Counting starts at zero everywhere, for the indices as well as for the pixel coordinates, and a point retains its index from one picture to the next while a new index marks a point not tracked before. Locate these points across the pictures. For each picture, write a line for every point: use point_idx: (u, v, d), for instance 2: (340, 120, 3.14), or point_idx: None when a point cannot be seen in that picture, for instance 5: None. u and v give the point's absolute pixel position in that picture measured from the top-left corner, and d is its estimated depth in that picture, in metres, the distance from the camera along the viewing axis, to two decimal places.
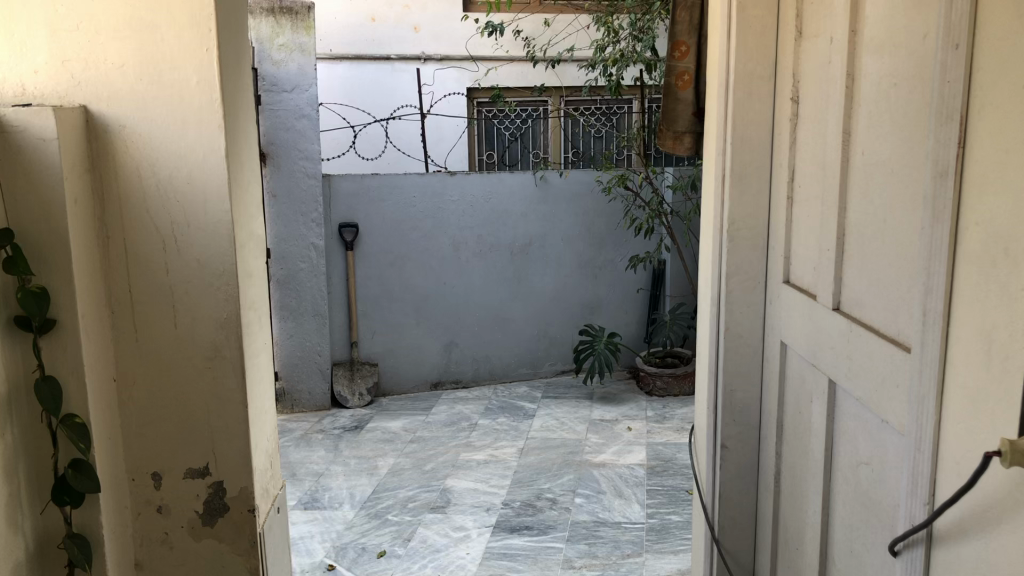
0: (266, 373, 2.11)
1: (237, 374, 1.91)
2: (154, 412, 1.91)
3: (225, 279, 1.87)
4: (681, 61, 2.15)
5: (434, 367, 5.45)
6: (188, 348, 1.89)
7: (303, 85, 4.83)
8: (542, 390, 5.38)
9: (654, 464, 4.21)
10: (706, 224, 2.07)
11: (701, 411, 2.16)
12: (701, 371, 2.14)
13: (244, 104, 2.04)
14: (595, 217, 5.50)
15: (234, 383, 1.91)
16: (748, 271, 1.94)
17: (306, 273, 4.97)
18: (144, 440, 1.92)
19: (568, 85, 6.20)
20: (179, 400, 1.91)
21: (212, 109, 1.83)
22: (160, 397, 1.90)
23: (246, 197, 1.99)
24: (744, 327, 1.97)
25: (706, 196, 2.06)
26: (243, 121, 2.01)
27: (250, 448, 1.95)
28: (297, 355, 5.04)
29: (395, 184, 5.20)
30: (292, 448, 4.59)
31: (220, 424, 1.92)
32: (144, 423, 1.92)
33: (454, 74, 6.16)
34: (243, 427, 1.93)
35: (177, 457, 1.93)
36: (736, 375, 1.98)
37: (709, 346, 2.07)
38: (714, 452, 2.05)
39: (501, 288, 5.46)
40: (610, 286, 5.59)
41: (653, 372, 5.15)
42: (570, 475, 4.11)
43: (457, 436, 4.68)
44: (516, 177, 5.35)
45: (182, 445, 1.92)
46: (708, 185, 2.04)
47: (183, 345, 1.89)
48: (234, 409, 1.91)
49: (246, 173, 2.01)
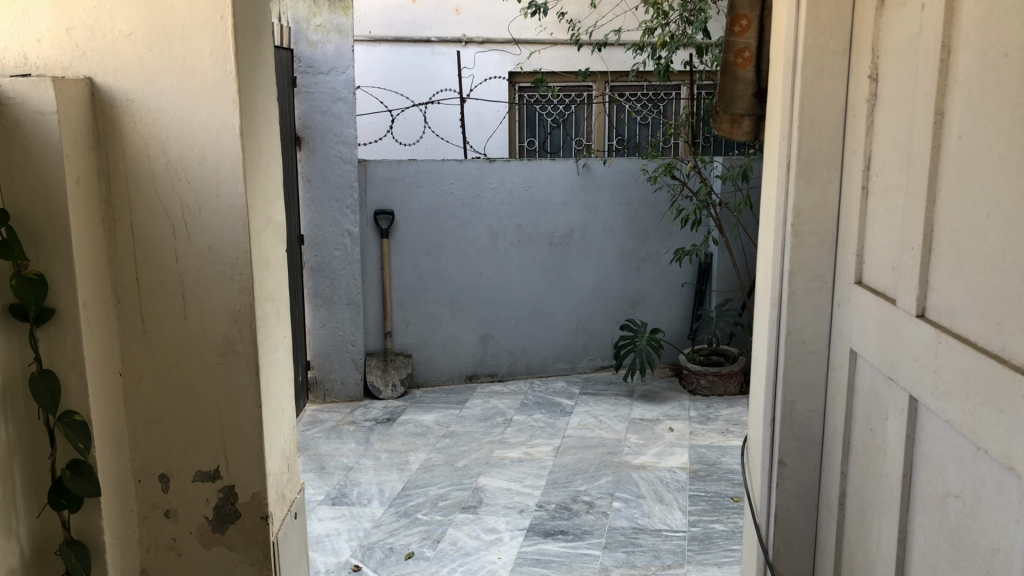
0: (284, 368, 1.97)
1: (250, 371, 1.76)
2: (162, 409, 1.77)
3: (240, 268, 1.73)
4: (741, 37, 1.94)
5: (469, 360, 5.31)
6: (199, 341, 1.75)
7: (340, 67, 4.69)
8: (580, 385, 5.20)
9: (697, 468, 4.02)
10: (766, 219, 1.87)
11: (756, 422, 1.97)
12: (756, 378, 1.95)
13: (263, 80, 1.90)
14: (640, 207, 5.27)
15: (248, 380, 1.76)
16: (814, 269, 1.74)
17: (340, 260, 4.85)
18: (151, 440, 1.78)
19: (614, 70, 5.99)
20: (189, 397, 1.77)
21: (226, 83, 1.68)
22: (169, 394, 1.77)
23: (264, 180, 1.85)
24: (807, 332, 1.77)
25: (767, 186, 1.85)
26: (261, 97, 1.87)
27: (265, 452, 1.81)
28: (329, 344, 4.94)
29: (432, 170, 5.05)
30: (322, 440, 4.48)
31: (232, 423, 1.78)
32: (153, 421, 1.79)
33: (496, 58, 5.98)
34: (256, 428, 1.79)
35: (186, 458, 1.79)
36: (797, 384, 1.79)
37: (766, 352, 1.88)
38: (770, 469, 1.86)
39: (540, 279, 5.28)
40: (654, 280, 5.36)
41: (697, 370, 4.95)
42: (608, 478, 3.93)
43: (491, 432, 4.53)
44: (558, 165, 5.17)
45: (192, 446, 1.79)
46: (769, 174, 1.84)
47: (194, 338, 1.75)
48: (248, 409, 1.77)
49: (263, 155, 1.86)
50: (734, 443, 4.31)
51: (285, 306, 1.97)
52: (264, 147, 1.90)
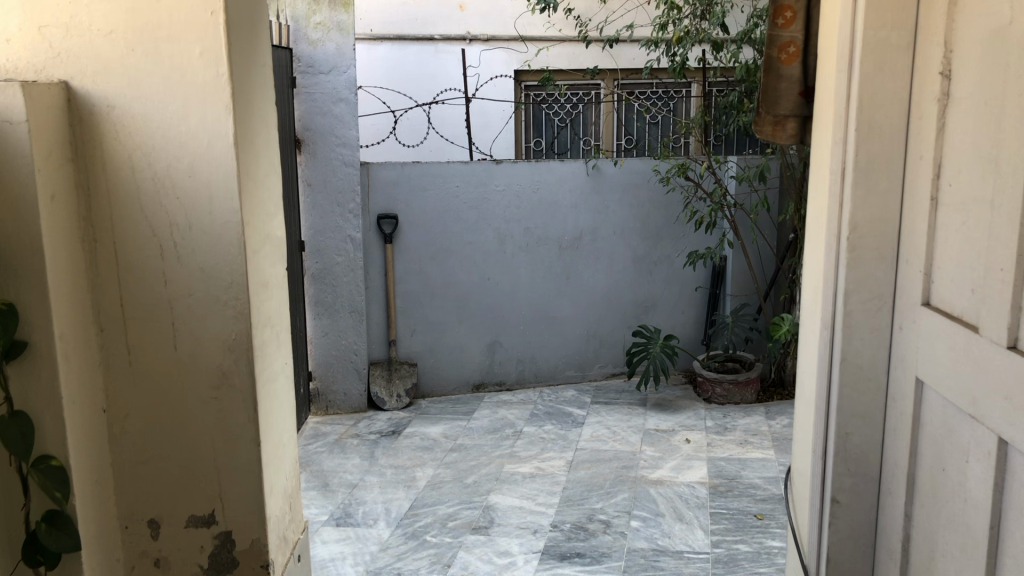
0: (285, 399, 1.80)
1: (248, 406, 1.59)
2: (150, 448, 1.61)
3: (235, 293, 1.56)
4: (786, 30, 1.78)
5: (476, 368, 5.13)
6: (191, 373, 1.58)
7: (341, 66, 4.52)
8: (592, 394, 5.03)
9: (718, 482, 3.85)
10: (816, 232, 1.70)
11: (801, 453, 1.80)
12: (803, 406, 1.78)
13: (259, 81, 1.72)
14: (652, 209, 5.10)
15: (246, 417, 1.60)
16: (872, 288, 1.57)
17: (342, 267, 4.68)
18: (139, 483, 1.62)
19: (624, 68, 5.81)
20: (181, 434, 1.61)
21: (218, 86, 1.51)
22: (158, 432, 1.60)
23: (261, 194, 1.67)
24: (864, 358, 1.59)
25: (817, 196, 1.68)
26: (257, 100, 1.70)
27: (266, 495, 1.64)
28: (331, 354, 4.77)
29: (437, 173, 4.87)
30: (325, 455, 4.32)
31: (229, 463, 1.61)
32: (140, 461, 1.62)
33: (502, 55, 5.79)
34: (254, 469, 1.62)
35: (178, 502, 1.63)
36: (853, 415, 1.61)
37: (815, 378, 1.70)
38: (820, 507, 1.69)
39: (550, 285, 5.10)
40: (667, 284, 5.19)
41: (712, 378, 4.79)
42: (624, 495, 3.76)
43: (501, 445, 4.36)
44: (567, 166, 4.99)
45: (185, 489, 1.63)
46: (820, 183, 1.67)
47: (185, 370, 1.58)
48: (246, 448, 1.61)
49: (261, 165, 1.69)
50: (754, 455, 4.14)
51: (285, 330, 1.80)
52: (261, 156, 1.73)
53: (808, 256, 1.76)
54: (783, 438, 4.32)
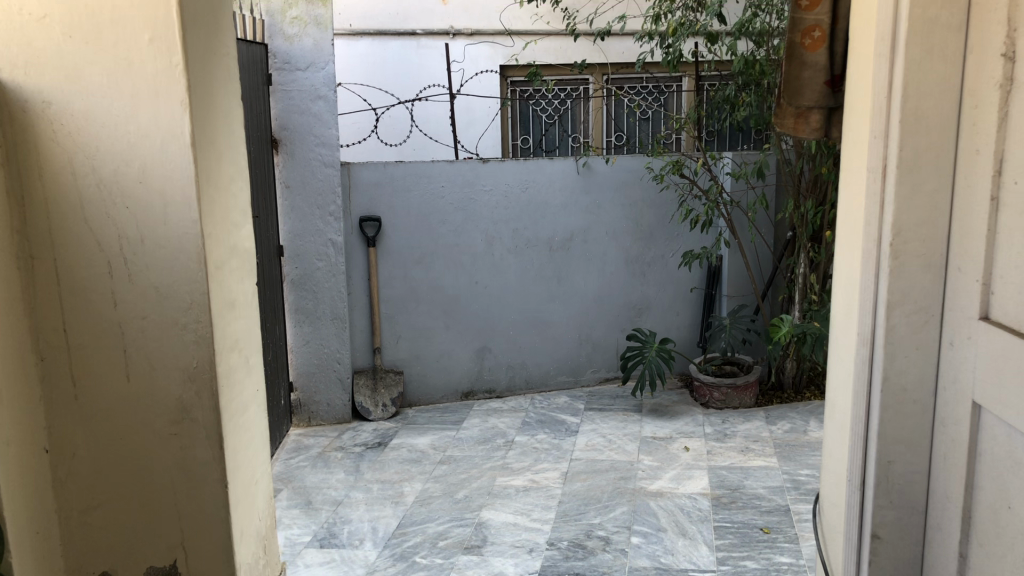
0: (258, 432, 1.67)
1: (211, 443, 1.48)
2: (101, 489, 1.49)
3: (195, 315, 1.44)
4: (810, 12, 1.61)
5: (465, 375, 4.95)
6: (146, 406, 1.47)
7: (319, 62, 4.32)
8: (585, 400, 4.86)
9: (720, 494, 3.68)
10: (854, 238, 1.52)
11: (835, 483, 1.62)
12: (837, 430, 1.61)
13: (228, 78, 1.58)
14: (645, 208, 4.92)
15: (210, 454, 1.48)
16: (917, 300, 1.40)
17: (323, 272, 4.49)
18: (90, 526, 1.51)
19: (613, 62, 5.64)
20: (136, 473, 1.49)
21: (170, 78, 1.39)
22: (110, 472, 1.49)
23: (230, 198, 1.54)
24: (908, 378, 1.42)
25: (855, 198, 1.51)
26: (225, 99, 1.56)
27: (233, 539, 1.52)
28: (313, 363, 4.59)
29: (421, 173, 4.67)
30: (308, 470, 4.13)
31: (191, 505, 1.50)
32: (91, 506, 1.51)
33: (487, 50, 5.59)
34: (220, 511, 1.50)
35: (134, 549, 1.52)
36: (896, 441, 1.44)
37: (850, 400, 1.53)
38: (858, 544, 1.52)
39: (540, 288, 4.92)
40: (661, 285, 5.02)
41: (710, 383, 4.63)
42: (623, 508, 3.58)
43: (493, 456, 4.17)
44: (556, 164, 4.80)
45: (142, 535, 1.51)
46: (857, 183, 1.50)
47: (140, 403, 1.47)
48: (211, 488, 1.49)
49: (228, 168, 1.55)
50: (757, 463, 3.98)
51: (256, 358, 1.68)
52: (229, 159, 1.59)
53: (842, 263, 1.59)
54: (785, 445, 4.17)
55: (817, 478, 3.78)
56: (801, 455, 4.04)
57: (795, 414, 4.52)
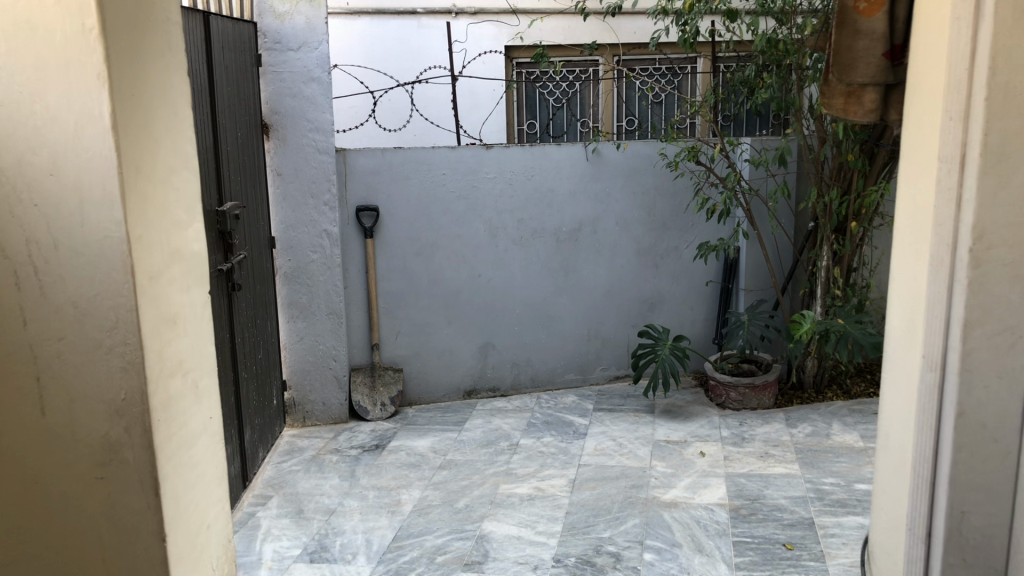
0: (209, 462, 1.80)
1: (140, 474, 1.57)
2: (21, 508, 1.58)
3: (122, 336, 1.51)
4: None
5: (467, 373, 4.71)
6: (73, 434, 1.56)
7: (312, 42, 4.06)
8: (594, 400, 4.62)
9: (739, 505, 3.43)
10: (924, 245, 1.76)
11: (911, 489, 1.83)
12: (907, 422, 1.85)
13: (162, 58, 1.63)
14: (658, 197, 4.65)
15: (140, 483, 1.57)
16: (1003, 316, 1.61)
17: (317, 265, 4.26)
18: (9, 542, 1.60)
19: (624, 42, 5.36)
20: (58, 493, 1.58)
21: (88, 60, 1.43)
22: (37, 503, 1.58)
23: (159, 182, 1.59)
24: (990, 389, 1.63)
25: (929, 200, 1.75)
26: (161, 83, 1.62)
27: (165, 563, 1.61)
28: (307, 360, 4.36)
29: (421, 159, 4.43)
30: (301, 475, 3.91)
31: (116, 526, 1.59)
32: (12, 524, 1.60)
33: (492, 29, 5.31)
34: (148, 536, 1.59)
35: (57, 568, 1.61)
36: (983, 444, 1.65)
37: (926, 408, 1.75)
38: (928, 535, 1.76)
39: (546, 281, 4.67)
40: (675, 278, 4.76)
41: (726, 382, 4.38)
42: (635, 521, 3.34)
43: (496, 461, 3.93)
44: (564, 150, 4.55)
45: (62, 554, 1.61)
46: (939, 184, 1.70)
47: (66, 430, 1.55)
48: (141, 514, 1.58)
49: (161, 155, 1.61)
50: (777, 471, 3.74)
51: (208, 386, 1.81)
52: (166, 147, 1.65)
53: (923, 270, 1.76)
54: (807, 450, 3.92)
55: (841, 488, 3.54)
56: (824, 462, 3.80)
57: (817, 416, 4.28)
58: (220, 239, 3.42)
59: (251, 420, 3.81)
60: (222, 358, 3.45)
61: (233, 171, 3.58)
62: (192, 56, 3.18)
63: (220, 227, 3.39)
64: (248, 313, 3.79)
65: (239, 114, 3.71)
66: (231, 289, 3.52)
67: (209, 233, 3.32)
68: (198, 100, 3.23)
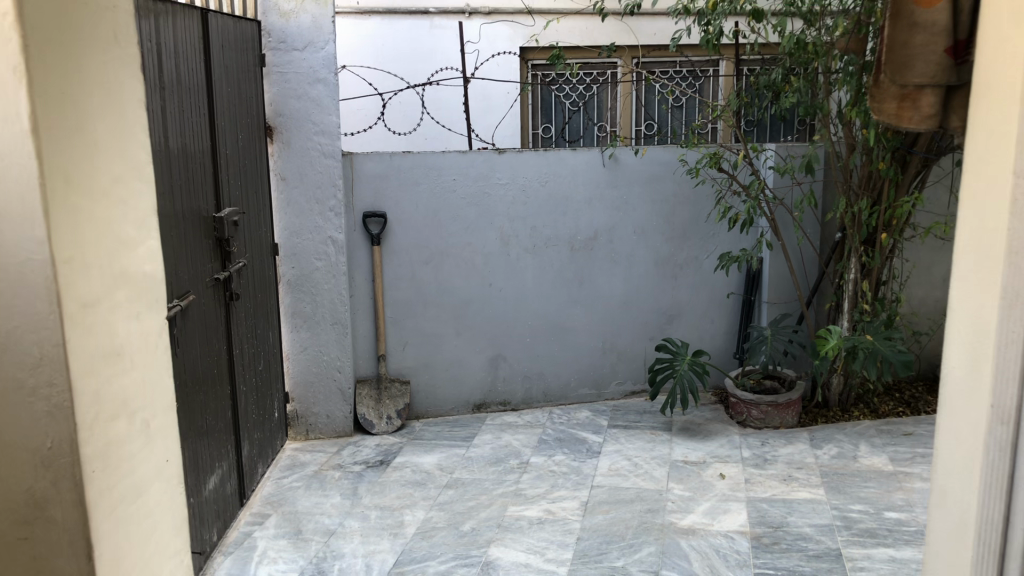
0: (165, 508, 1.65)
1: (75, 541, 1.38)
2: None
3: (48, 376, 1.32)
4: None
5: (477, 386, 4.54)
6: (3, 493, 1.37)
7: (318, 42, 3.91)
8: (608, 416, 4.43)
9: (761, 533, 3.23)
10: (969, 284, 1.44)
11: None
12: (943, 513, 1.54)
13: (98, 49, 1.44)
14: (677, 205, 4.46)
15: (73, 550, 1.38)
16: None
17: (322, 273, 4.11)
18: None
19: (644, 44, 5.19)
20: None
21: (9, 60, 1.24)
22: None
23: (95, 194, 1.41)
24: None
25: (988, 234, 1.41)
26: (100, 78, 1.45)
27: None
28: (311, 372, 4.21)
29: (431, 164, 4.26)
30: (301, 492, 3.75)
31: None
32: None
33: (507, 30, 5.14)
34: None
35: None
36: None
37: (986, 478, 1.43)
38: None
39: (560, 291, 4.49)
40: (694, 290, 4.57)
41: (747, 400, 4.19)
42: (650, 549, 3.15)
43: (504, 481, 3.75)
44: (579, 156, 4.37)
45: None
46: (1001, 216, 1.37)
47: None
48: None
49: (99, 163, 1.43)
50: (801, 496, 3.54)
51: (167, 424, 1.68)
52: (110, 151, 1.49)
53: (960, 306, 1.47)
54: (832, 474, 3.71)
55: (870, 516, 3.32)
56: (851, 487, 3.59)
57: (843, 436, 4.07)
58: (218, 246, 3.27)
59: (251, 433, 3.66)
60: (219, 370, 3.30)
61: (232, 176, 3.43)
62: (188, 56, 3.03)
63: (218, 234, 3.25)
64: (247, 323, 3.64)
65: (240, 116, 3.56)
66: (229, 299, 3.38)
67: (207, 240, 3.18)
68: (195, 102, 3.08)
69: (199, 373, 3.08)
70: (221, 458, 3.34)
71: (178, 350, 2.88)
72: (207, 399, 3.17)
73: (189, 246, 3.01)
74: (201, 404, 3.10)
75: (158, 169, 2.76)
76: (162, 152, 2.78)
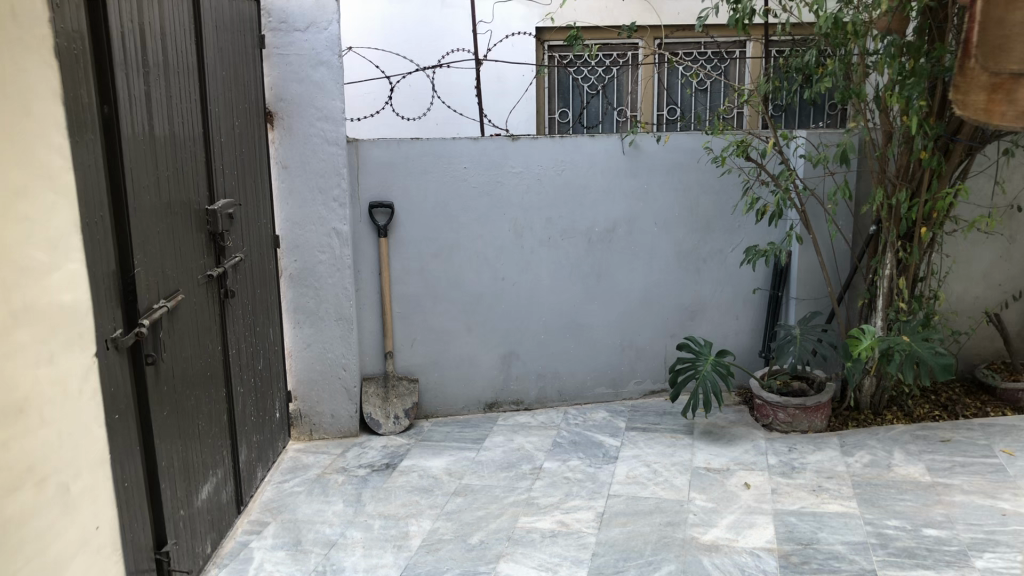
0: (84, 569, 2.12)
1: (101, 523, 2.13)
2: None
3: None
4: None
5: (489, 385, 4.34)
6: None
7: (321, 22, 3.69)
8: (627, 417, 4.22)
9: (790, 551, 3.01)
10: None
11: None
12: None
13: (50, 132, 1.98)
14: (701, 195, 4.22)
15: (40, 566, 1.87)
16: None
17: (326, 266, 3.91)
18: None
19: (667, 24, 4.93)
20: None
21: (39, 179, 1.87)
22: None
23: (25, 267, 1.86)
24: None
25: None
26: (45, 152, 1.96)
27: None
28: (315, 369, 4.02)
29: (441, 151, 4.04)
30: (302, 498, 3.57)
31: None
32: None
33: (522, 9, 4.88)
34: None
35: None
36: None
37: None
38: None
39: (576, 286, 4.27)
40: (718, 285, 4.33)
41: (774, 402, 3.96)
42: (670, 567, 2.94)
43: (516, 488, 3.55)
44: (597, 143, 4.13)
45: None
46: None
47: None
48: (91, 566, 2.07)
49: (51, 232, 1.98)
50: (833, 509, 3.30)
51: (85, 504, 2.12)
52: (50, 208, 1.99)
53: None
54: (866, 484, 3.48)
55: (908, 534, 3.09)
56: (886, 500, 3.35)
57: (876, 442, 3.83)
58: (211, 241, 3.07)
59: (249, 437, 3.48)
60: (214, 372, 3.12)
61: (227, 166, 3.23)
62: (177, 36, 2.82)
63: (211, 228, 3.05)
64: (245, 321, 3.45)
65: (237, 102, 3.35)
66: (223, 296, 3.18)
67: (199, 235, 2.98)
68: (185, 87, 2.87)
69: (189, 377, 2.89)
70: (216, 465, 3.16)
71: (165, 353, 2.69)
72: (200, 403, 2.99)
73: (179, 242, 2.82)
74: (193, 408, 2.92)
75: (143, 159, 2.55)
76: (147, 139, 2.57)
